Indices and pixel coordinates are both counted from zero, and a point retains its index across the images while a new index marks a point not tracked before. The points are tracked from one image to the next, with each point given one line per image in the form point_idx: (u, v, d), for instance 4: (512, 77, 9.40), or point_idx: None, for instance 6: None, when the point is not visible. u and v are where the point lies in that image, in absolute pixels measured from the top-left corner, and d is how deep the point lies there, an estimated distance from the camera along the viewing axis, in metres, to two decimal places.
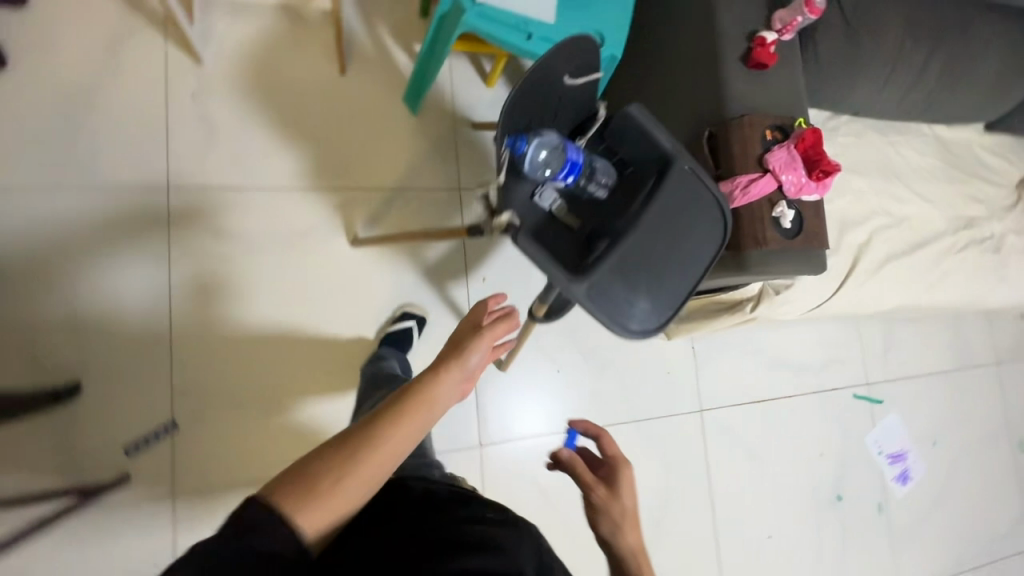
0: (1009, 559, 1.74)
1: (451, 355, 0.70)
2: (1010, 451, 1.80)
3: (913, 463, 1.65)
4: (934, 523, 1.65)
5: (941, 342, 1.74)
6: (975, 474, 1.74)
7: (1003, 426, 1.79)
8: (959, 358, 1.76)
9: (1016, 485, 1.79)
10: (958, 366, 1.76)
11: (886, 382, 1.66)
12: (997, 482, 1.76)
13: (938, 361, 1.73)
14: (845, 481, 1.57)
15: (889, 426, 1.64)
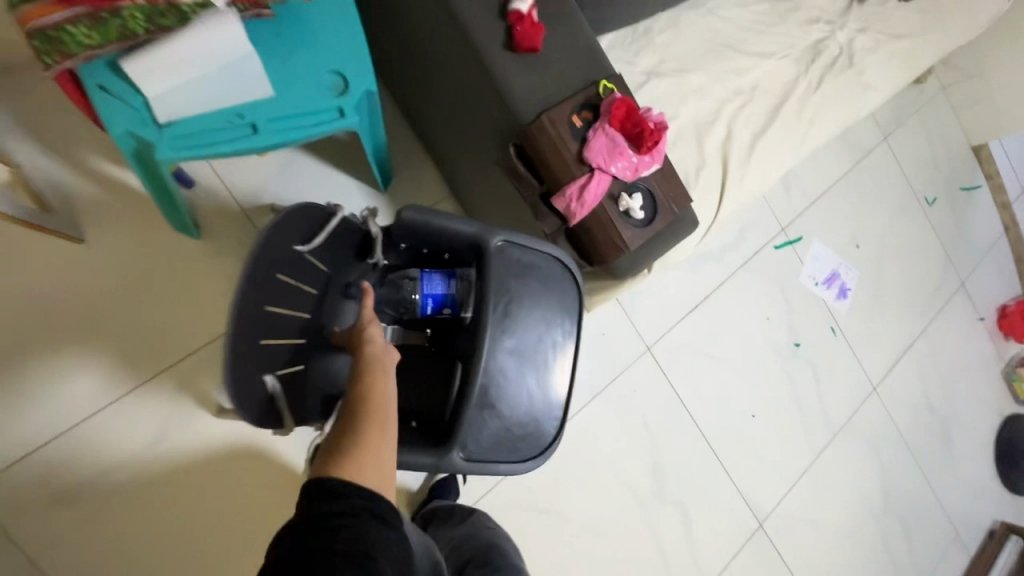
0: (951, 302, 1.90)
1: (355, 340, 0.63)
2: (923, 211, 1.88)
3: (846, 274, 1.71)
4: (883, 313, 1.75)
5: (831, 150, 1.73)
6: (902, 250, 1.82)
7: (910, 193, 1.85)
8: (852, 155, 1.76)
9: (937, 238, 1.90)
10: (854, 163, 1.76)
11: (798, 217, 1.66)
12: (921, 244, 1.86)
13: (835, 169, 1.73)
14: (798, 327, 1.62)
15: (815, 255, 1.67)
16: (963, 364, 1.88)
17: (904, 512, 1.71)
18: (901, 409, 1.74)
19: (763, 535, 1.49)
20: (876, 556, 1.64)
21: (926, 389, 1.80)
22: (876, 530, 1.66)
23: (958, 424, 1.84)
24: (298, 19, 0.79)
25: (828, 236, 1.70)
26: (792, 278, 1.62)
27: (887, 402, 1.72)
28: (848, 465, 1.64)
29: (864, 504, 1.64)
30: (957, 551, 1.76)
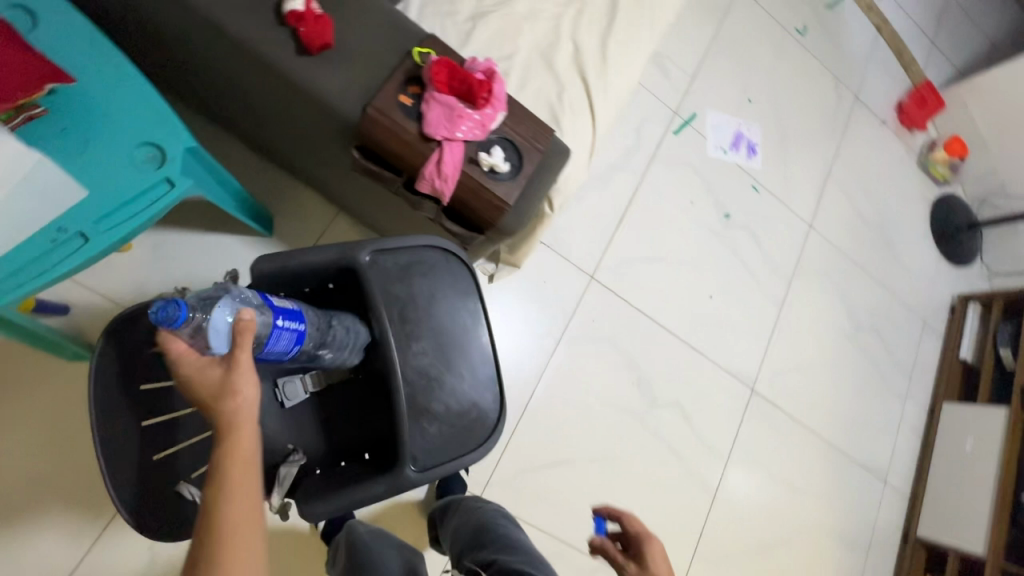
0: (852, 118, 1.95)
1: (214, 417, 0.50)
2: (799, 43, 1.90)
3: (750, 132, 1.74)
4: (794, 153, 1.80)
5: (693, 17, 1.71)
6: (792, 87, 1.85)
7: (781, 31, 1.87)
8: (715, 15, 1.75)
9: (820, 62, 1.93)
10: (720, 22, 1.75)
11: (686, 96, 1.65)
12: (808, 75, 1.89)
13: (704, 35, 1.72)
14: (724, 199, 1.65)
15: (715, 125, 1.68)
16: (882, 171, 1.96)
17: (872, 324, 1.82)
18: (841, 235, 1.82)
19: (758, 397, 1.58)
20: (861, 371, 1.76)
21: (856, 207, 1.88)
22: (853, 349, 1.77)
23: (895, 226, 1.94)
24: (80, 105, 0.72)
25: (720, 103, 1.71)
26: (701, 157, 1.64)
27: (826, 233, 1.80)
28: (810, 304, 1.73)
29: (835, 331, 1.75)
30: (927, 337, 1.91)
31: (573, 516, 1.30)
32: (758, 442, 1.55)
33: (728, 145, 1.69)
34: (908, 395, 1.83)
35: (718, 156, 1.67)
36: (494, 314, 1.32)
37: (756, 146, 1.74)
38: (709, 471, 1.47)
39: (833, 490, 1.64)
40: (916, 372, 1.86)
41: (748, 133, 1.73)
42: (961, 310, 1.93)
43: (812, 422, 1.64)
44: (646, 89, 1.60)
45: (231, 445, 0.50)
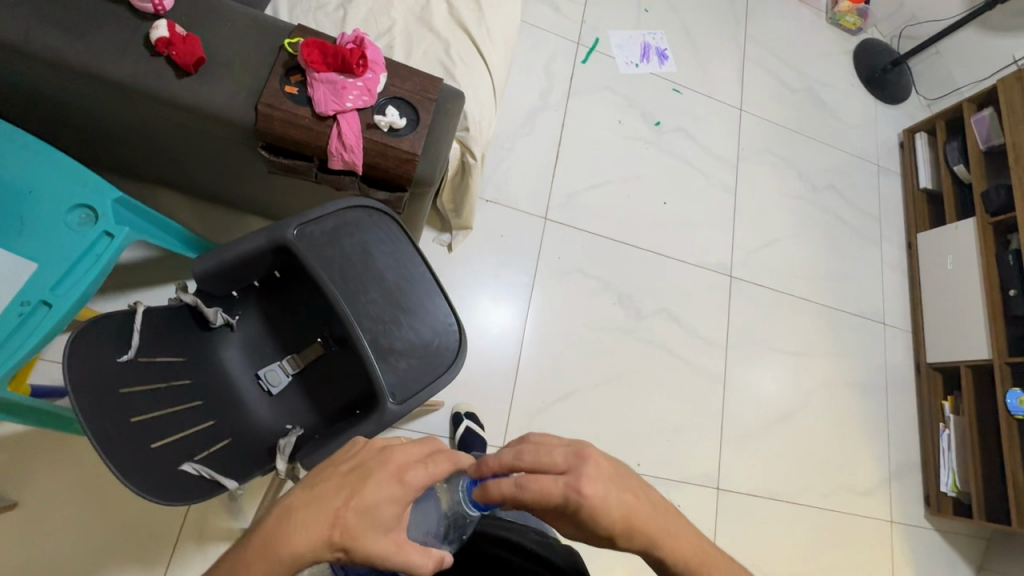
0: None
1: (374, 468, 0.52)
2: None
3: (656, 40, 1.78)
4: (704, 47, 1.84)
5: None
6: None
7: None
8: None
9: None
10: None
11: (583, 25, 1.69)
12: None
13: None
14: (649, 109, 1.69)
15: (620, 44, 1.72)
16: (794, 37, 1.99)
17: (828, 182, 1.87)
18: (773, 110, 1.87)
19: (739, 282, 1.63)
20: (830, 230, 1.81)
21: (780, 78, 1.92)
22: (817, 211, 1.82)
23: (822, 85, 1.98)
24: (4, 189, 0.77)
25: (618, 22, 1.74)
26: (615, 77, 1.68)
27: (758, 112, 1.84)
28: (763, 183, 1.77)
29: (795, 200, 1.79)
30: (884, 179, 1.96)
31: (597, 440, 1.36)
32: (751, 322, 1.61)
33: (639, 58, 1.73)
34: (882, 238, 1.88)
35: (632, 72, 1.71)
36: (464, 280, 1.37)
37: (666, 52, 1.78)
38: (713, 362, 1.53)
39: (837, 346, 1.69)
40: (884, 214, 1.91)
41: (655, 42, 1.77)
42: (909, 143, 1.97)
43: (798, 289, 1.70)
44: (543, 30, 1.64)
45: (323, 530, 0.48)
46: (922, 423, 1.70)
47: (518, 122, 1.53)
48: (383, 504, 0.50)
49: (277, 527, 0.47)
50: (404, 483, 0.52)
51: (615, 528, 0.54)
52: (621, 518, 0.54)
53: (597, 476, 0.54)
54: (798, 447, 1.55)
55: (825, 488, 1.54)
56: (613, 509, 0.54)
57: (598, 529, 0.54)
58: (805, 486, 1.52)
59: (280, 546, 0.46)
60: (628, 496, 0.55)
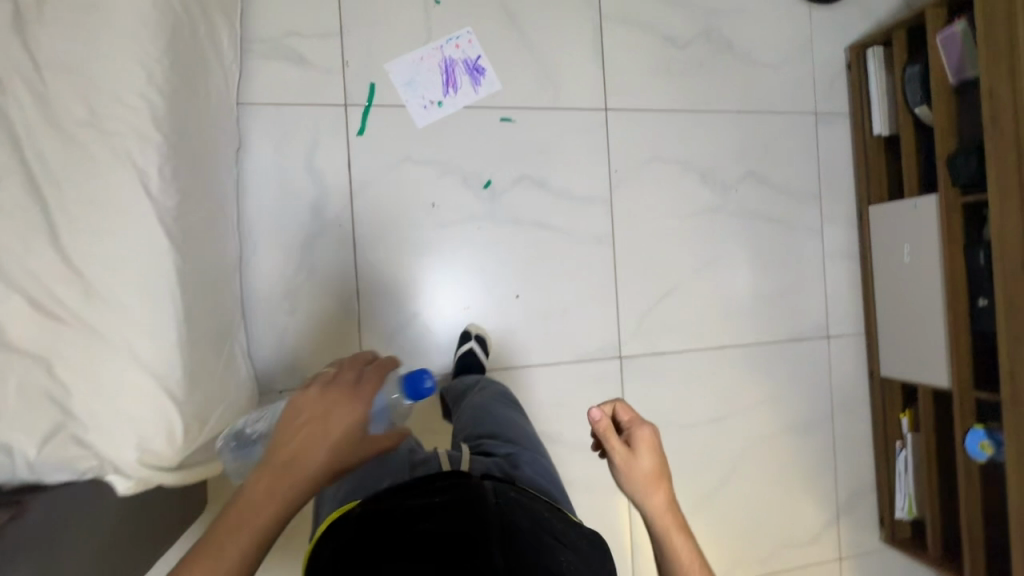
0: None
1: (335, 406, 0.60)
2: None
3: (463, 44, 1.22)
4: (534, 32, 1.27)
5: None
6: None
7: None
8: None
9: None
10: None
11: (345, 68, 1.17)
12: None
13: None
14: (471, 166, 1.23)
15: (411, 76, 1.20)
16: None
17: (745, 169, 1.39)
18: (656, 88, 1.34)
19: (632, 360, 1.32)
20: (752, 236, 1.40)
21: (660, 31, 1.34)
22: (733, 217, 1.39)
23: (723, 21, 1.38)
24: None
25: (402, 36, 1.19)
26: (414, 136, 1.20)
27: (634, 101, 1.32)
28: (651, 210, 1.34)
29: (699, 215, 1.37)
30: (825, 130, 1.45)
31: None
32: (654, 402, 1.33)
33: (442, 89, 1.21)
34: (825, 219, 1.45)
35: (438, 116, 1.21)
36: None
37: (482, 58, 1.23)
38: (611, 471, 1.31)
39: (769, 388, 1.41)
40: (825, 184, 1.45)
41: (460, 68, 1.22)
42: (857, 67, 1.43)
43: (713, 337, 1.37)
44: (287, 104, 1.14)
45: (324, 456, 0.58)
46: (877, 439, 1.47)
47: (292, 266, 1.14)
48: (351, 418, 0.59)
49: (274, 468, 0.56)
50: (363, 395, 0.61)
51: (643, 472, 0.73)
52: (650, 468, 0.74)
53: (653, 437, 0.76)
54: (726, 521, 1.39)
55: (760, 553, 1.41)
56: (651, 457, 0.74)
57: (642, 462, 0.74)
58: (736, 560, 1.39)
59: (284, 483, 0.56)
60: (659, 460, 0.75)
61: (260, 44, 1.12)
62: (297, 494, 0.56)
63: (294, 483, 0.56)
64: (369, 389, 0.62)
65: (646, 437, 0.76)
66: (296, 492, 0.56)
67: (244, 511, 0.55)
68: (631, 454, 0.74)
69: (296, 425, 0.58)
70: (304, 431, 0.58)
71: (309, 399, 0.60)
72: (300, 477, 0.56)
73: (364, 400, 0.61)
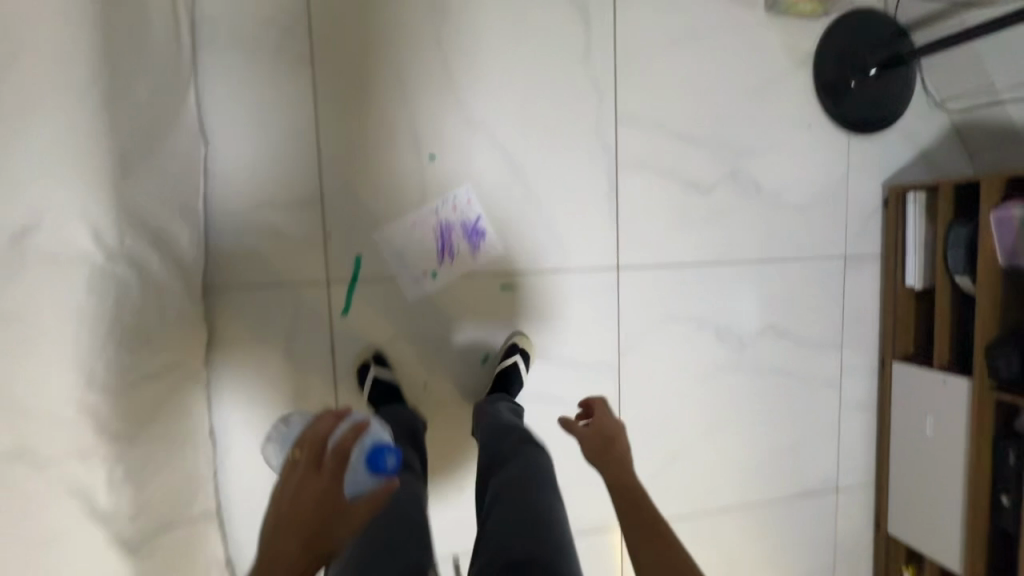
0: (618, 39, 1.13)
1: (318, 455, 0.66)
2: None
3: (461, 204, 1.08)
4: (541, 186, 1.13)
5: (253, 94, 0.98)
6: (489, 76, 1.07)
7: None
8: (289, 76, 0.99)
9: None
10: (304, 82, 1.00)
11: (327, 239, 1.04)
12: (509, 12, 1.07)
13: (292, 109, 0.99)
14: (467, 338, 1.12)
15: (402, 244, 1.07)
16: (702, 78, 1.20)
17: (763, 323, 1.29)
18: (674, 239, 1.21)
19: None
20: (767, 391, 1.31)
21: (681, 175, 1.20)
22: (749, 374, 1.29)
23: (751, 162, 1.24)
24: None
25: (392, 201, 1.05)
26: (406, 310, 1.09)
27: (650, 256, 1.20)
28: (661, 371, 1.24)
29: (714, 373, 1.27)
30: (853, 275, 1.33)
31: None
32: None
33: (438, 257, 1.08)
34: (845, 369, 1.36)
35: (433, 287, 1.09)
36: None
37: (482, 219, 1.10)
38: None
39: (770, 545, 1.36)
40: (848, 332, 1.35)
41: (458, 232, 1.09)
42: (895, 207, 1.30)
43: (721, 497, 1.31)
44: (260, 287, 1.02)
45: (319, 491, 0.64)
46: None
47: (271, 461, 1.05)
48: (333, 455, 0.65)
49: (279, 511, 0.62)
50: (342, 433, 0.67)
51: (600, 439, 0.80)
52: (605, 433, 0.82)
53: (616, 423, 0.84)
54: None
55: None
56: (613, 429, 0.83)
57: (588, 429, 0.83)
58: None
59: (289, 521, 0.61)
60: (617, 434, 0.82)
61: (227, 221, 0.99)
62: (305, 533, 0.62)
63: (302, 526, 0.62)
64: (347, 433, 0.67)
65: (613, 422, 0.85)
66: (307, 528, 0.62)
67: (276, 551, 0.60)
68: (591, 427, 0.83)
69: (293, 473, 0.65)
70: (301, 475, 0.64)
71: (297, 452, 0.66)
72: (304, 517, 0.62)
73: (348, 438, 0.66)
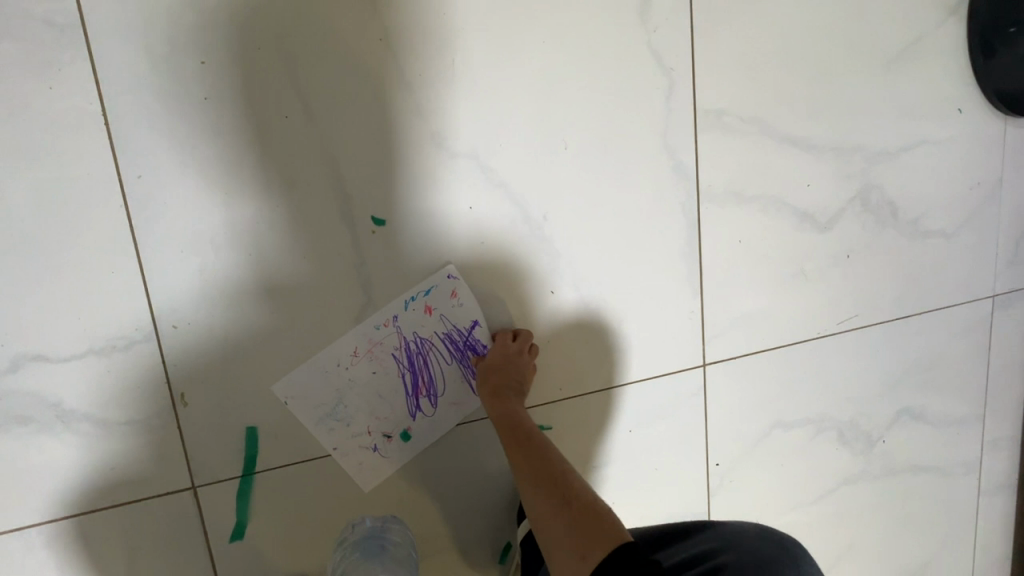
0: None
1: None
2: None
3: (441, 304, 0.60)
4: (575, 255, 0.65)
5: None
6: (470, 66, 0.57)
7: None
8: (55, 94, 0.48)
9: None
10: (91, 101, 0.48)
11: (183, 408, 0.54)
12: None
13: (70, 160, 0.49)
14: (470, 526, 0.65)
15: (341, 393, 0.58)
16: (817, 41, 0.72)
17: (894, 411, 0.88)
18: (783, 308, 0.76)
19: None
20: (898, 501, 0.92)
21: (791, 204, 0.74)
22: (878, 484, 0.89)
23: (884, 177, 0.79)
24: None
25: (308, 313, 0.56)
26: (360, 504, 0.60)
27: (749, 341, 0.75)
28: (764, 507, 0.81)
29: (833, 493, 0.86)
30: (1005, 321, 0.94)
31: None
32: None
33: (410, 403, 0.60)
34: (987, 447, 0.98)
35: (406, 457, 0.61)
36: None
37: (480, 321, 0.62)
38: None
39: None
40: (992, 398, 0.97)
41: (441, 354, 0.61)
42: None
43: None
44: (69, 514, 0.53)
45: None
46: None
47: None
48: None
49: None
50: None
51: (486, 368, 0.60)
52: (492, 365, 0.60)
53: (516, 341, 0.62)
54: None
55: None
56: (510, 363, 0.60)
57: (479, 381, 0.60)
58: None
59: None
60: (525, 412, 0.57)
61: None
62: None
63: None
64: None
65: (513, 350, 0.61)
66: None
67: None
68: (488, 386, 0.59)
69: None
70: None
71: None
72: None
73: None
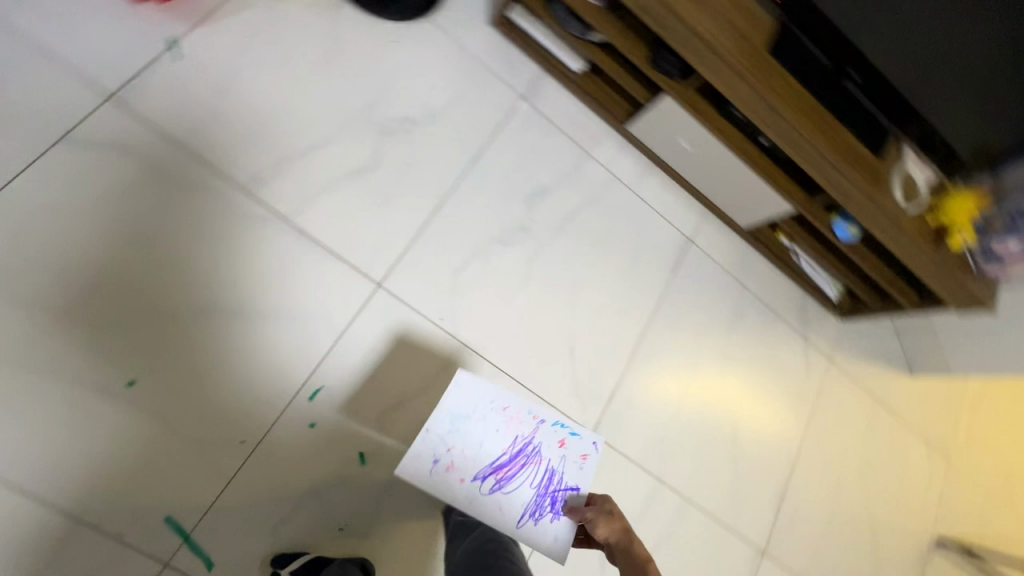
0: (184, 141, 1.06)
1: None
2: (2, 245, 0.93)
3: (205, 388, 1.01)
4: (253, 303, 1.06)
5: None
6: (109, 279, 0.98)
7: None
8: None
9: (56, 199, 0.97)
10: None
11: (126, 538, 0.93)
12: (43, 216, 0.96)
13: None
14: (330, 463, 1.07)
15: (196, 467, 0.98)
16: (276, 92, 1.15)
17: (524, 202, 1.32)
18: (394, 219, 1.18)
19: (601, 422, 1.30)
20: (579, 237, 1.37)
21: (345, 172, 1.17)
22: (554, 241, 1.34)
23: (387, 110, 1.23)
24: None
25: (143, 450, 0.96)
26: (259, 503, 1.01)
27: (391, 253, 1.17)
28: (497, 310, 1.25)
29: (531, 269, 1.30)
30: (541, 103, 1.39)
31: None
32: (643, 428, 1.35)
33: (240, 438, 1.01)
34: (607, 164, 1.44)
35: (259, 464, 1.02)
36: None
37: (215, 387, 1.01)
38: (667, 501, 1.34)
39: (693, 320, 1.47)
40: (582, 141, 1.42)
41: (228, 410, 1.02)
42: (513, 32, 1.35)
43: (631, 333, 1.37)
44: None
45: None
46: (782, 265, 1.59)
47: None
48: None
49: None
50: None
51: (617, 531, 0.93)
52: (613, 520, 0.94)
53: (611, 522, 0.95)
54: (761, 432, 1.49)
55: (797, 421, 1.55)
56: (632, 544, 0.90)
57: (605, 523, 0.94)
58: (793, 446, 1.52)
59: None
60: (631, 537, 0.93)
61: None
62: None
63: None
64: None
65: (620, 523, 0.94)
66: None
67: None
68: (615, 521, 0.94)
69: None
70: None
71: None
72: None
73: None
